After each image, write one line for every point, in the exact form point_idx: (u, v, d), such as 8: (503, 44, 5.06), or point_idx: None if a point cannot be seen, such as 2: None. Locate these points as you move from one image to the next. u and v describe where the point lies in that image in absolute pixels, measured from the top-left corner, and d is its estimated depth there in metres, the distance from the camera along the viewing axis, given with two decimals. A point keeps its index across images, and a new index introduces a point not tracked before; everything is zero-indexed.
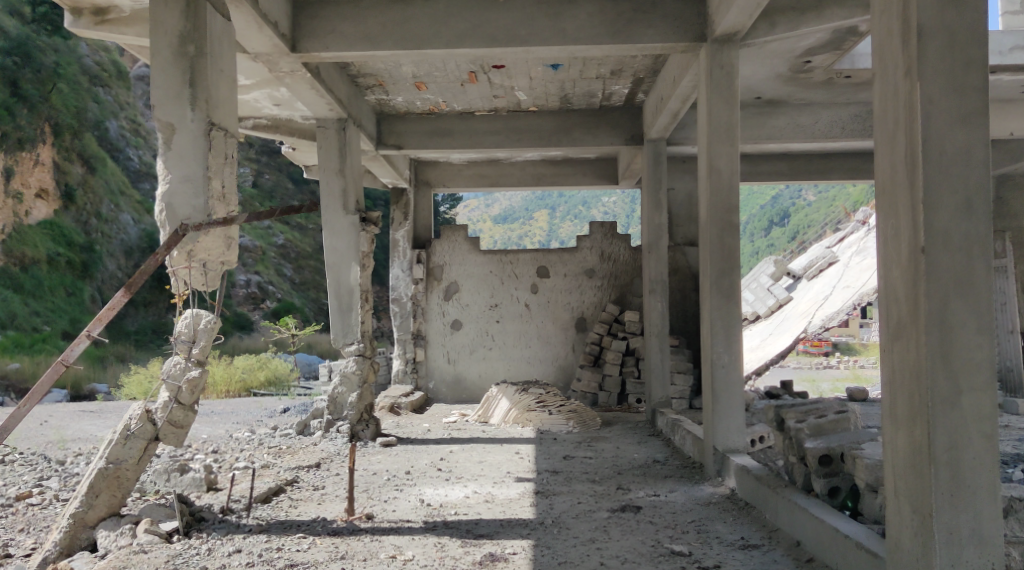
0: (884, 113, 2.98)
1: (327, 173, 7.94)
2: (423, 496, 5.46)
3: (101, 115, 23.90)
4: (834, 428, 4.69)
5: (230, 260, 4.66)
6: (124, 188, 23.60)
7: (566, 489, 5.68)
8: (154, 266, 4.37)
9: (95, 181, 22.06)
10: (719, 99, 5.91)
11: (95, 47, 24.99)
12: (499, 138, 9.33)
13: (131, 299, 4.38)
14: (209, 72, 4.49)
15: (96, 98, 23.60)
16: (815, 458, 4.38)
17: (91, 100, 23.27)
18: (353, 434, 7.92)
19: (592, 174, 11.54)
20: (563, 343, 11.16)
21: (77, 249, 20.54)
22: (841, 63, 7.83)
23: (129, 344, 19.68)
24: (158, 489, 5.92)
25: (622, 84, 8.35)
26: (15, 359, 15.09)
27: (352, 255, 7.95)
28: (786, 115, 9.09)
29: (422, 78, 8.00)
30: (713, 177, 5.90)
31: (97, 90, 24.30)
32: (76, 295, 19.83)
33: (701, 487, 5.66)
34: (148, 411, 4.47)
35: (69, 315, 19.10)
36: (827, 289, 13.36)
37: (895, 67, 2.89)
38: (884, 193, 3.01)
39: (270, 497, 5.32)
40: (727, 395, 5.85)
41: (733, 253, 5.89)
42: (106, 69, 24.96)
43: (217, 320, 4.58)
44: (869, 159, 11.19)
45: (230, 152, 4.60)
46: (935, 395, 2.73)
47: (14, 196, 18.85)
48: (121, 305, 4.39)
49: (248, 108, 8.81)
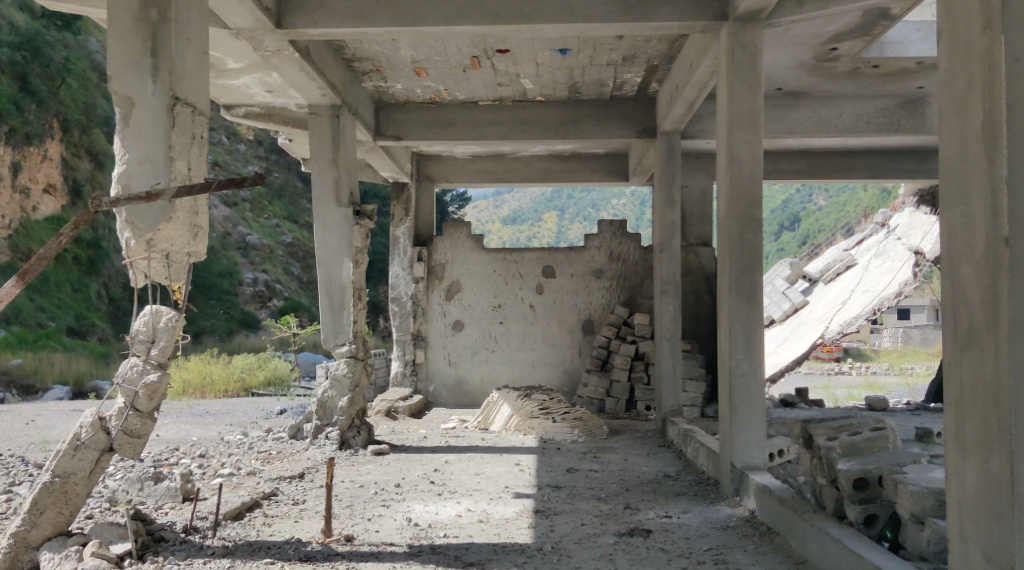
0: (952, 78, 2.50)
1: (319, 163, 7.47)
2: (410, 515, 4.97)
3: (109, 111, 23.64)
4: (869, 447, 4.18)
5: (197, 250, 4.18)
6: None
7: (569, 508, 5.18)
8: (61, 249, 4.03)
9: (103, 176, 21.65)
10: (741, 82, 5.41)
11: None
12: (503, 130, 8.85)
13: (21, 288, 3.93)
14: (173, 39, 4.01)
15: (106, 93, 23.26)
16: (849, 482, 3.88)
17: (101, 95, 22.95)
18: (344, 442, 7.42)
19: (602, 170, 11.04)
20: (569, 347, 10.67)
21: (84, 245, 20.07)
22: (869, 51, 7.35)
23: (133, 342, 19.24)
24: (130, 499, 5.46)
25: (635, 72, 7.87)
26: (16, 354, 14.66)
27: (345, 250, 7.45)
28: (808, 108, 8.57)
29: (421, 63, 7.55)
30: (733, 168, 5.42)
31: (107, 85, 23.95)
32: (82, 290, 19.48)
33: (717, 507, 5.16)
34: (101, 418, 4.01)
35: (74, 311, 18.76)
36: (845, 294, 12.81)
37: (969, 22, 2.40)
38: (950, 174, 2.52)
39: (242, 513, 4.85)
40: (747, 406, 5.33)
41: (754, 252, 5.40)
42: None
43: (181, 318, 4.10)
44: (893, 157, 10.67)
45: (198, 131, 4.14)
46: (1019, 419, 2.24)
47: (19, 191, 18.43)
48: (10, 297, 3.93)
49: (239, 94, 8.34)
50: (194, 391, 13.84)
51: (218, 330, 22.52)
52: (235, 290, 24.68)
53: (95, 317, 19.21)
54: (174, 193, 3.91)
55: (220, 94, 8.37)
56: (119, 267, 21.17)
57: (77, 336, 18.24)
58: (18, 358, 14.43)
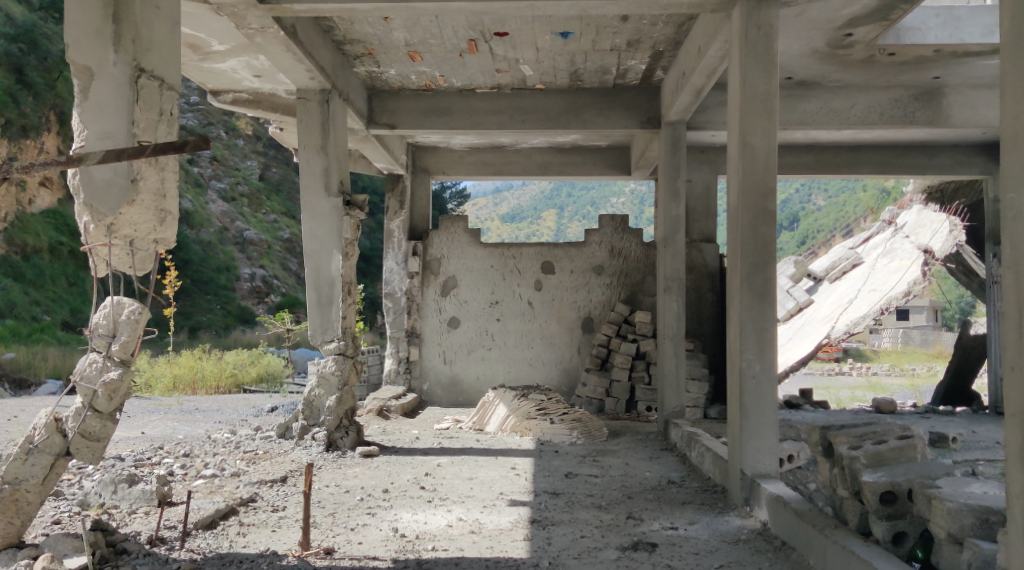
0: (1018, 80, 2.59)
1: (308, 150, 7.10)
2: (396, 525, 4.62)
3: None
4: (897, 457, 3.83)
5: (165, 238, 3.80)
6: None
7: (568, 518, 4.84)
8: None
9: None
10: (755, 64, 5.07)
11: None
12: (502, 119, 8.49)
13: None
14: (140, 5, 3.66)
15: None
16: (875, 495, 3.57)
17: None
18: (331, 443, 7.06)
19: (603, 164, 10.71)
20: (568, 345, 10.33)
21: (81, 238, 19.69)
22: (885, 37, 7.01)
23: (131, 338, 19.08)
24: (102, 503, 5.14)
25: (639, 58, 7.53)
26: (10, 349, 14.32)
27: (333, 242, 7.08)
28: (819, 98, 8.21)
29: (416, 47, 7.22)
30: (745, 156, 5.09)
31: None
32: (78, 285, 19.06)
33: (727, 518, 4.84)
34: (58, 420, 3.66)
35: (69, 305, 18.35)
36: (852, 293, 12.44)
37: None
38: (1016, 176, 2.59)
39: (216, 522, 4.51)
40: (757, 411, 4.99)
41: (766, 246, 5.06)
42: None
43: (145, 311, 3.74)
44: (903, 152, 10.33)
45: (166, 106, 3.78)
46: None
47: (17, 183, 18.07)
48: None
49: (226, 79, 8.00)
50: (186, 387, 13.49)
51: (215, 325, 22.25)
52: (232, 285, 24.36)
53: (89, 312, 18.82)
54: (99, 157, 3.46)
55: (207, 79, 8.04)
56: None
57: (73, 330, 17.85)
58: (12, 352, 14.09)
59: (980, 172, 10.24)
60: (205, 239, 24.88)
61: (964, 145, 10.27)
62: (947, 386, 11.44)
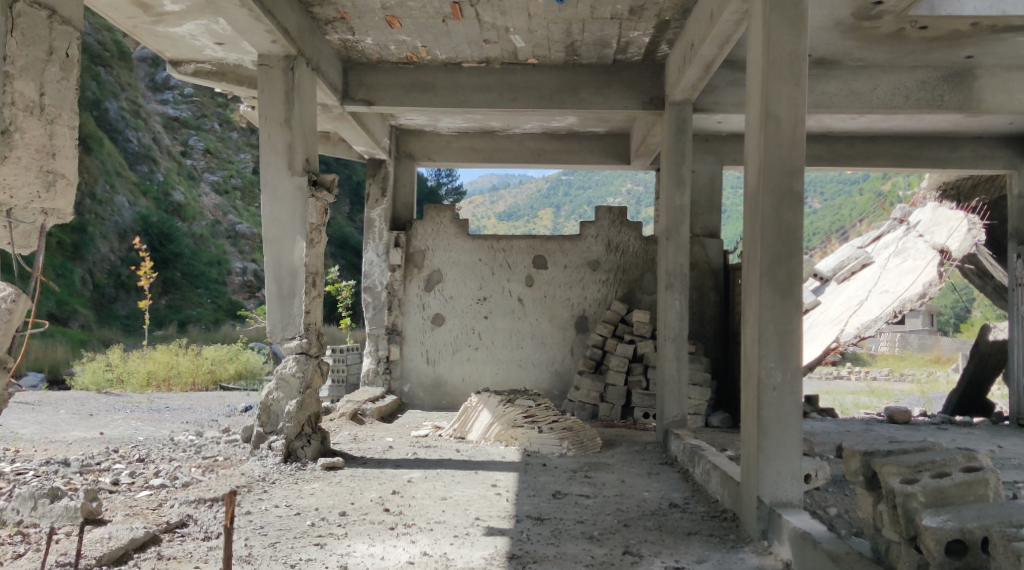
0: None
1: (269, 124, 6.32)
2: (346, 561, 3.86)
3: (100, 96, 23.06)
4: (963, 495, 3.06)
5: (57, 208, 3.11)
6: (121, 169, 22.26)
7: (554, 551, 4.09)
8: None
9: (91, 161, 20.72)
10: (781, 19, 4.30)
11: (98, 27, 24.31)
12: (490, 97, 7.71)
13: None
14: None
15: (96, 78, 22.85)
16: (940, 545, 2.82)
17: (91, 79, 22.46)
18: (290, 453, 6.22)
19: (601, 152, 9.95)
20: (560, 345, 9.58)
21: (71, 231, 19.52)
22: (917, 7, 6.24)
23: (116, 331, 18.40)
24: (18, 521, 4.31)
25: (643, 29, 6.79)
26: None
27: (297, 227, 6.32)
28: (839, 79, 7.45)
29: (393, 11, 6.48)
30: (769, 130, 4.32)
31: (98, 69, 23.48)
32: (65, 276, 18.79)
33: (742, 556, 4.10)
34: None
35: (57, 298, 18.07)
36: (861, 295, 11.69)
37: None
38: None
39: (127, 557, 3.79)
40: (777, 428, 4.23)
41: (792, 235, 4.31)
42: (107, 49, 24.24)
43: (27, 296, 3.01)
44: (921, 144, 9.61)
45: (58, 45, 3.05)
46: None
47: None
48: None
49: (185, 47, 7.23)
50: (161, 383, 12.72)
51: (205, 319, 21.60)
52: (223, 280, 23.61)
53: (77, 305, 18.60)
54: None
55: (164, 46, 7.24)
56: (106, 254, 20.55)
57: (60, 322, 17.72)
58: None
59: (1004, 166, 9.53)
60: (197, 232, 24.08)
61: (987, 136, 9.55)
62: (962, 395, 10.68)
